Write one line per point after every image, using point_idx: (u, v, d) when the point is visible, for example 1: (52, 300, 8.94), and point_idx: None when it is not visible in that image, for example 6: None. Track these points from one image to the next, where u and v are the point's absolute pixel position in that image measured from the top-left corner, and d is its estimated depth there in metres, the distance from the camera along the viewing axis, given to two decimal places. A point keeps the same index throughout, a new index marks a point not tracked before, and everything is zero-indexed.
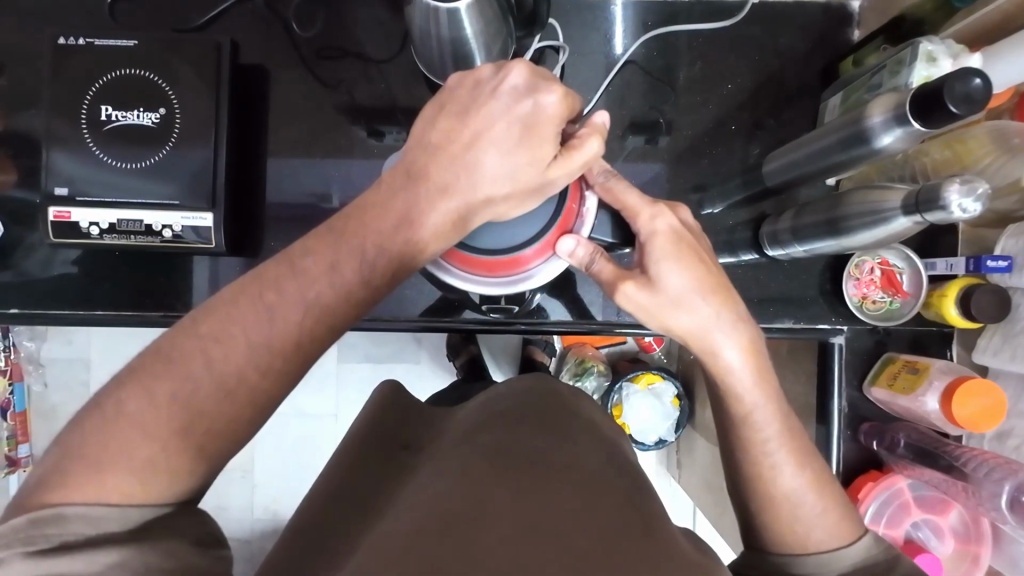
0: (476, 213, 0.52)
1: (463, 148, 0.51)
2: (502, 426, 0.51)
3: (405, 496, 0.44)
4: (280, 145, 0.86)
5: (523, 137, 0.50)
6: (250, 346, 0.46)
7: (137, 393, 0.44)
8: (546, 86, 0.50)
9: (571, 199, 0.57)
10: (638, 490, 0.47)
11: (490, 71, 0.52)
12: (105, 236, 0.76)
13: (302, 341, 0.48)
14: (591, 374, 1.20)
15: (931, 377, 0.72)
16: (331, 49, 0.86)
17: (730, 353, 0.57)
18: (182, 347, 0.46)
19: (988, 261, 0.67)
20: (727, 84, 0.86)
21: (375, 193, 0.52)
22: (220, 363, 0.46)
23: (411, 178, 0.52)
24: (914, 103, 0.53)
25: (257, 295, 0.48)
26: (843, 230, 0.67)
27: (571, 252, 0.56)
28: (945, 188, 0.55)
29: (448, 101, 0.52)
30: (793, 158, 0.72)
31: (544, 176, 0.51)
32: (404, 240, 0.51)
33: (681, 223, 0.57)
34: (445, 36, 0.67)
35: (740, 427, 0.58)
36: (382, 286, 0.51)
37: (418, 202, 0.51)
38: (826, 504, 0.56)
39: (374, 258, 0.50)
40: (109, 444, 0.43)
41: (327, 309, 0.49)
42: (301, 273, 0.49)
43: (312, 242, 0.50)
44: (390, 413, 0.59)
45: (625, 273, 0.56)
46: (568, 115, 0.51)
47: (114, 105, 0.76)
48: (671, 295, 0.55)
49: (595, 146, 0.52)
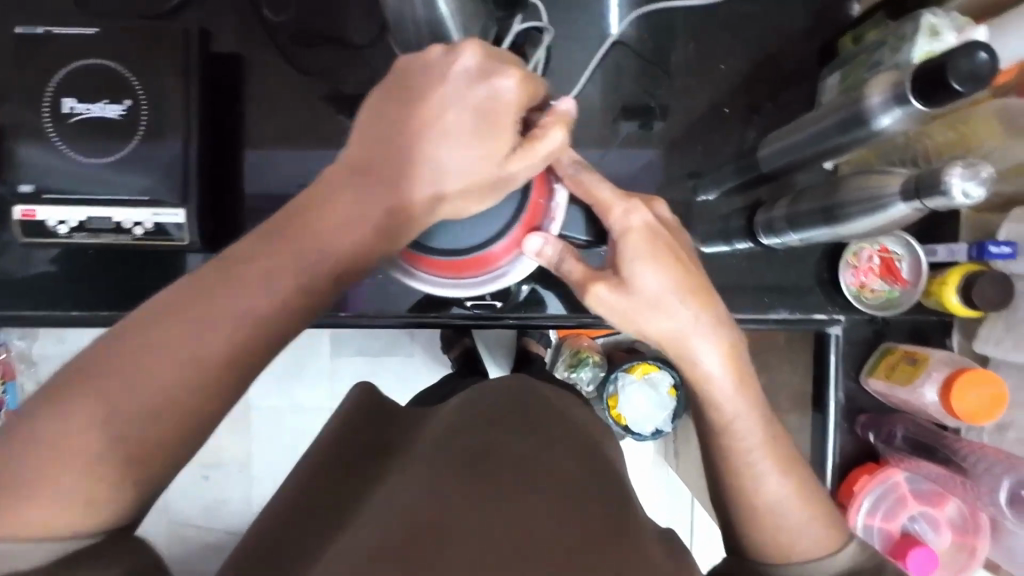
0: (430, 209, 0.49)
1: (414, 138, 0.48)
2: (478, 430, 0.49)
3: (371, 504, 0.42)
4: (257, 136, 0.82)
5: (479, 125, 0.47)
6: (188, 355, 0.42)
7: (55, 411, 0.39)
8: (502, 70, 0.47)
9: (539, 194, 0.55)
10: (616, 496, 0.45)
11: (441, 52, 0.48)
12: (73, 235, 0.73)
13: (250, 347, 0.44)
14: (586, 364, 1.19)
15: (929, 368, 0.70)
16: (307, 34, 0.82)
17: (710, 358, 0.53)
18: (115, 356, 0.41)
19: (991, 247, 0.65)
20: (721, 65, 0.82)
21: (321, 188, 0.48)
22: (154, 375, 0.41)
23: (359, 173, 0.48)
24: (914, 80, 0.49)
25: (194, 299, 0.43)
26: (839, 218, 0.63)
27: (539, 251, 0.54)
28: (947, 171, 0.52)
29: (398, 87, 0.49)
30: (790, 141, 0.68)
31: (503, 169, 0.48)
32: (352, 241, 0.48)
33: (657, 217, 0.54)
34: (421, 19, 0.63)
35: (721, 435, 0.55)
36: (329, 290, 0.48)
37: (365, 199, 0.48)
38: (812, 504, 0.55)
39: (320, 262, 0.47)
40: (34, 468, 0.38)
41: (276, 313, 0.45)
42: (247, 274, 0.45)
43: (254, 241, 0.46)
44: (361, 414, 0.56)
45: (596, 274, 0.53)
46: (529, 100, 0.48)
47: (79, 98, 0.72)
48: (647, 296, 0.52)
49: (560, 135, 0.49)
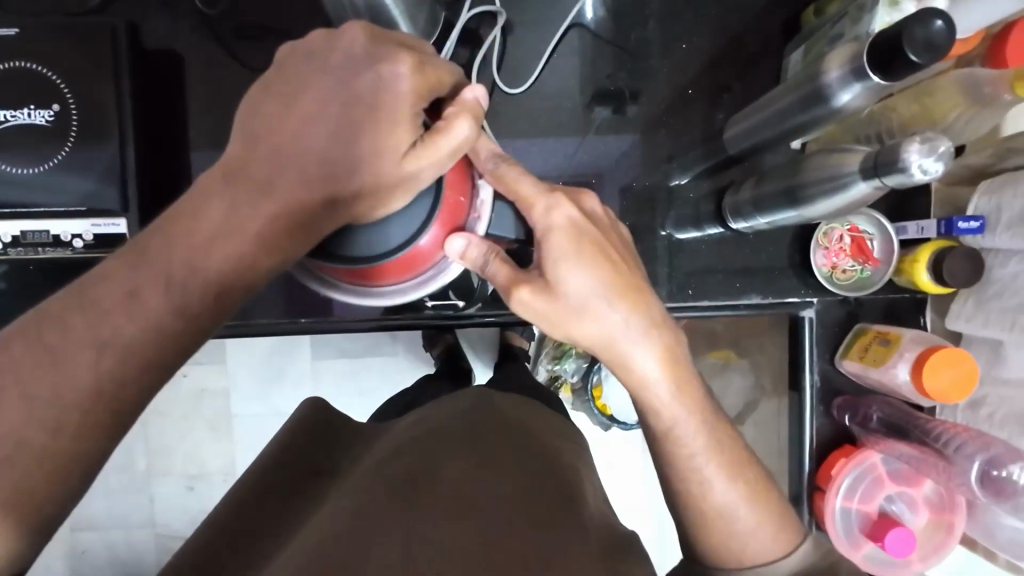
0: (320, 218, 0.43)
1: (290, 139, 0.42)
2: (422, 446, 0.47)
3: (306, 530, 0.40)
4: (203, 137, 0.78)
5: (367, 120, 0.42)
6: (50, 398, 0.39)
7: None
8: (389, 57, 0.42)
9: (453, 189, 0.48)
10: (571, 504, 0.43)
11: (322, 36, 0.43)
12: (9, 250, 0.69)
13: (119, 386, 0.41)
14: (570, 355, 1.16)
15: (902, 348, 0.68)
16: (250, 27, 0.78)
17: (644, 359, 0.52)
18: (1, 388, 0.39)
19: (960, 223, 0.64)
20: (684, 45, 0.79)
21: (193, 196, 0.43)
22: (17, 420, 0.39)
23: (230, 181, 0.43)
24: (870, 52, 0.47)
25: (50, 339, 0.40)
26: (801, 199, 0.61)
27: (462, 253, 0.48)
28: (905, 147, 0.50)
29: (275, 79, 0.43)
30: (754, 120, 0.66)
31: (400, 168, 0.43)
32: (223, 259, 0.43)
33: (584, 214, 0.52)
34: (360, 7, 0.60)
35: (664, 440, 0.53)
36: (210, 314, 0.44)
37: (238, 210, 0.43)
38: (753, 494, 0.54)
39: (190, 286, 0.42)
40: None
41: (150, 345, 0.42)
42: (126, 294, 0.41)
43: (118, 268, 0.42)
44: (303, 432, 0.53)
45: (520, 277, 0.50)
46: (428, 90, 0.44)
47: (2, 104, 0.68)
48: (573, 300, 0.50)
49: (464, 129, 0.44)
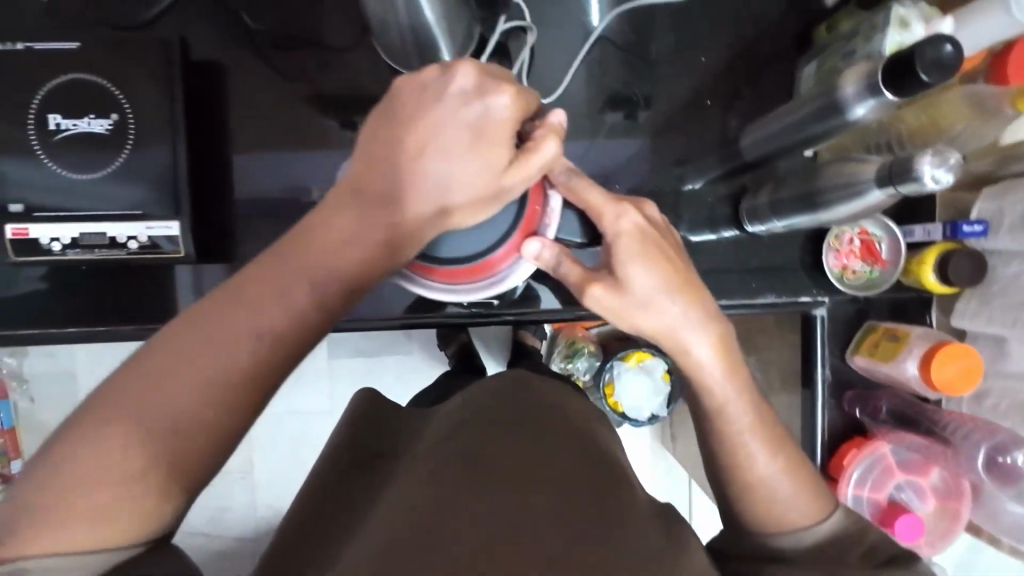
0: (432, 224, 0.51)
1: (411, 157, 0.49)
2: (475, 427, 0.50)
3: (380, 506, 0.44)
4: (244, 143, 0.82)
5: (475, 141, 0.48)
6: (203, 382, 0.43)
7: (89, 439, 0.39)
8: (496, 87, 0.47)
9: (534, 201, 0.57)
10: (618, 482, 0.47)
11: (436, 73, 0.49)
12: (68, 251, 0.73)
13: (261, 371, 0.45)
14: (581, 355, 1.21)
15: (910, 344, 0.73)
16: (290, 39, 0.82)
17: (702, 349, 0.56)
18: (129, 386, 0.41)
19: (964, 227, 0.68)
20: (701, 57, 0.84)
21: (322, 210, 0.49)
22: (171, 402, 0.41)
23: (361, 193, 0.49)
24: (884, 71, 0.51)
25: (202, 327, 0.44)
26: (819, 204, 0.65)
27: (537, 255, 0.56)
28: (918, 159, 0.54)
29: (394, 105, 0.50)
30: (772, 130, 0.70)
31: (500, 182, 0.50)
32: (358, 259, 0.48)
33: (647, 218, 0.56)
34: (405, 23, 0.64)
35: (716, 419, 0.58)
36: (338, 308, 0.49)
37: (370, 217, 0.49)
38: (800, 486, 0.57)
39: (328, 281, 0.47)
40: (60, 493, 0.38)
41: (286, 335, 0.46)
42: (249, 298, 0.45)
43: (264, 266, 0.47)
44: (362, 425, 0.57)
45: (591, 275, 0.55)
46: (524, 113, 0.49)
47: (63, 113, 0.72)
48: (639, 295, 0.54)
49: (552, 146, 0.50)
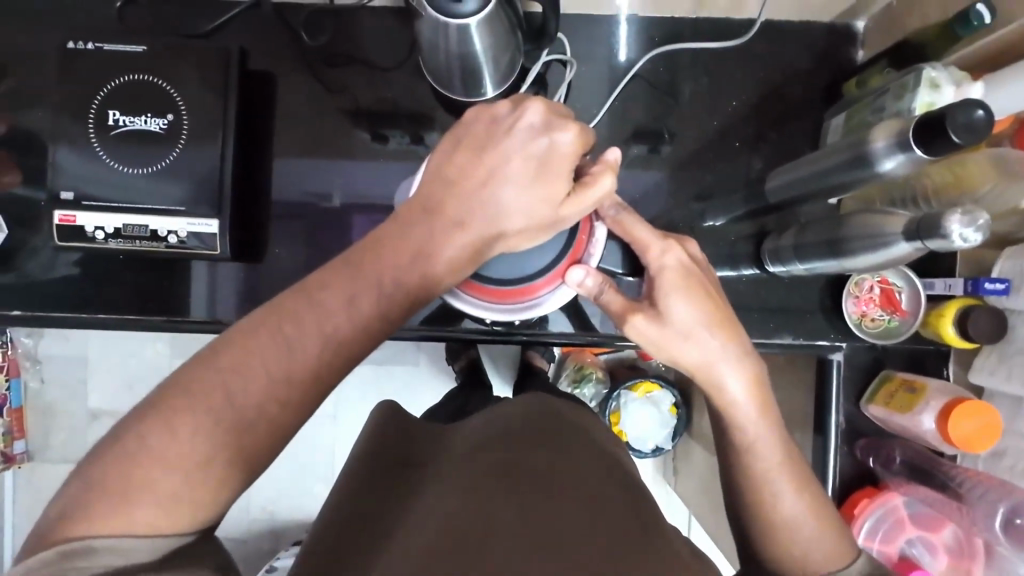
0: (491, 245, 0.52)
1: (479, 183, 0.51)
2: (503, 444, 0.51)
3: (411, 517, 0.45)
4: (286, 150, 0.86)
5: (539, 172, 0.51)
6: (269, 379, 0.45)
7: (159, 429, 0.43)
8: (562, 124, 0.50)
9: (582, 231, 0.61)
10: (643, 507, 0.47)
11: (507, 107, 0.52)
12: (110, 241, 0.76)
13: (320, 373, 0.47)
14: (589, 380, 1.21)
15: (928, 397, 0.73)
16: (338, 56, 0.86)
17: (735, 385, 0.57)
18: (201, 381, 0.44)
19: (986, 284, 0.68)
20: (732, 100, 0.86)
21: (392, 225, 0.51)
22: (239, 396, 0.44)
23: (428, 211, 0.51)
24: (916, 130, 0.53)
25: (275, 327, 0.47)
26: (844, 251, 0.67)
27: (580, 282, 0.59)
28: (947, 217, 0.55)
29: (465, 135, 0.52)
30: (798, 175, 0.72)
31: (557, 212, 0.52)
32: (420, 274, 0.50)
33: (690, 257, 0.59)
34: (454, 51, 0.67)
35: (744, 455, 0.58)
36: (398, 318, 0.50)
37: (434, 236, 0.51)
38: (825, 531, 0.57)
39: (391, 291, 0.49)
40: (132, 477, 0.42)
41: (345, 342, 0.48)
42: (319, 305, 0.48)
43: (331, 273, 0.49)
44: (387, 436, 0.58)
45: (633, 305, 0.57)
46: (583, 149, 0.52)
47: (122, 110, 0.76)
48: (679, 328, 0.56)
49: (608, 182, 0.53)
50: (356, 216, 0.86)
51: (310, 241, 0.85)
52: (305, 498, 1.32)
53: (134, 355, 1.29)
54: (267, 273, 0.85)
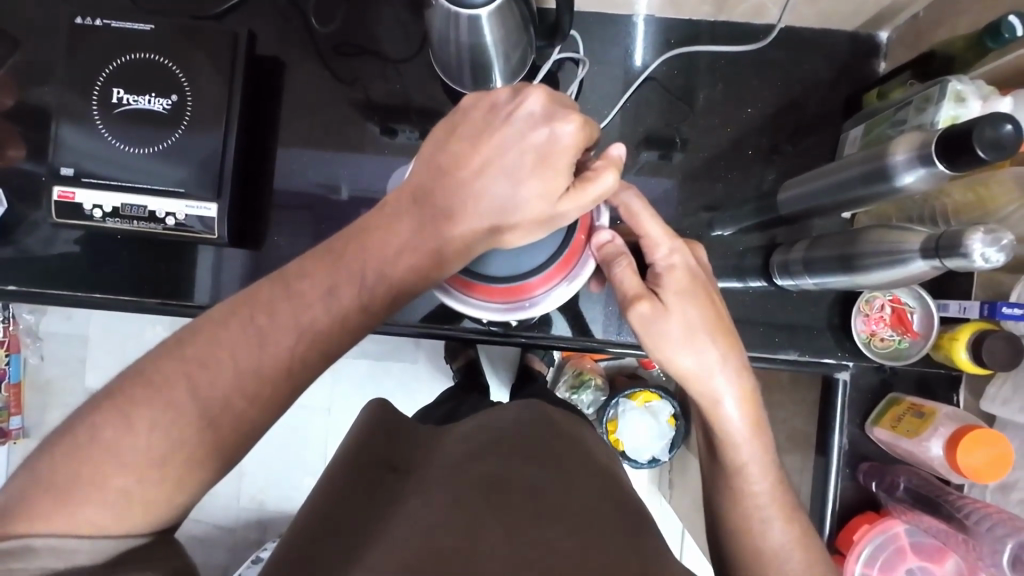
0: (482, 242, 0.51)
1: (472, 175, 0.49)
2: (489, 456, 0.50)
3: (392, 528, 0.43)
4: (291, 137, 0.85)
5: (537, 166, 0.49)
6: (237, 370, 0.44)
7: (113, 420, 0.42)
8: (564, 115, 0.48)
9: (580, 230, 0.59)
10: (629, 527, 0.46)
11: (507, 95, 0.50)
12: (108, 220, 0.75)
13: (293, 366, 0.45)
14: (588, 387, 1.19)
15: (936, 422, 0.70)
16: (349, 45, 0.85)
17: (730, 401, 0.55)
18: (164, 372, 0.43)
19: (1003, 308, 0.64)
20: (747, 108, 0.84)
21: (377, 216, 0.50)
22: (205, 389, 0.43)
23: (419, 203, 0.50)
24: (940, 143, 0.51)
25: (249, 317, 0.45)
26: (857, 267, 0.65)
27: (605, 244, 0.58)
28: (968, 236, 0.53)
29: (461, 123, 0.50)
30: (810, 187, 0.70)
31: (555, 208, 0.50)
32: (406, 267, 0.49)
33: (698, 261, 0.57)
34: (464, 43, 0.65)
35: (734, 478, 0.57)
36: (381, 312, 0.49)
37: (422, 229, 0.49)
38: (810, 566, 0.55)
39: (374, 285, 0.48)
40: (82, 473, 0.41)
41: (322, 334, 0.46)
42: (298, 296, 0.46)
43: (311, 263, 0.48)
44: (376, 435, 0.56)
45: (639, 295, 0.55)
46: (586, 144, 0.50)
47: (126, 89, 0.75)
48: (678, 333, 0.54)
49: (611, 179, 0.51)
50: (359, 209, 0.85)
51: (310, 231, 0.84)
52: (295, 491, 1.31)
53: (133, 337, 1.28)
54: (265, 261, 0.84)
